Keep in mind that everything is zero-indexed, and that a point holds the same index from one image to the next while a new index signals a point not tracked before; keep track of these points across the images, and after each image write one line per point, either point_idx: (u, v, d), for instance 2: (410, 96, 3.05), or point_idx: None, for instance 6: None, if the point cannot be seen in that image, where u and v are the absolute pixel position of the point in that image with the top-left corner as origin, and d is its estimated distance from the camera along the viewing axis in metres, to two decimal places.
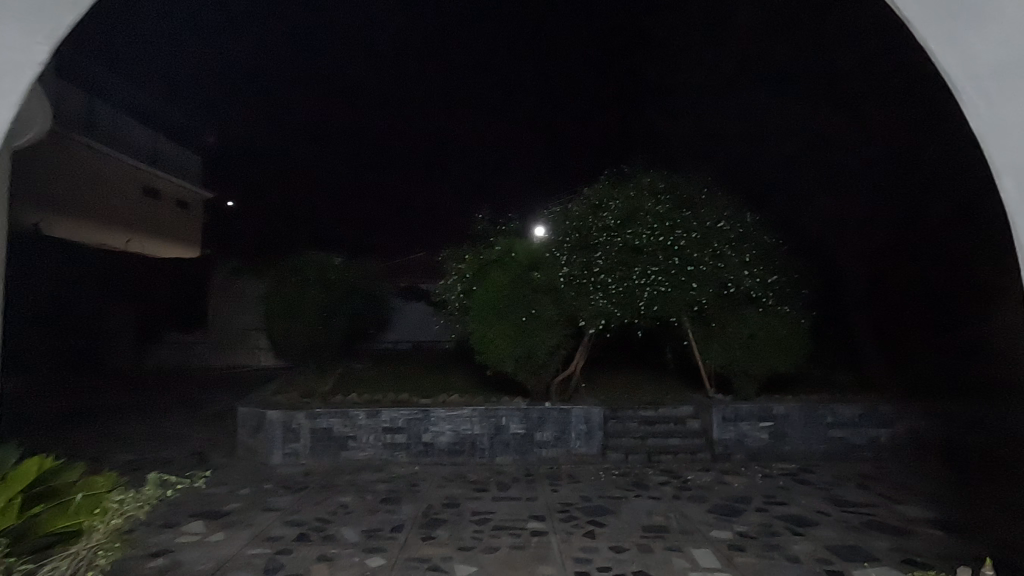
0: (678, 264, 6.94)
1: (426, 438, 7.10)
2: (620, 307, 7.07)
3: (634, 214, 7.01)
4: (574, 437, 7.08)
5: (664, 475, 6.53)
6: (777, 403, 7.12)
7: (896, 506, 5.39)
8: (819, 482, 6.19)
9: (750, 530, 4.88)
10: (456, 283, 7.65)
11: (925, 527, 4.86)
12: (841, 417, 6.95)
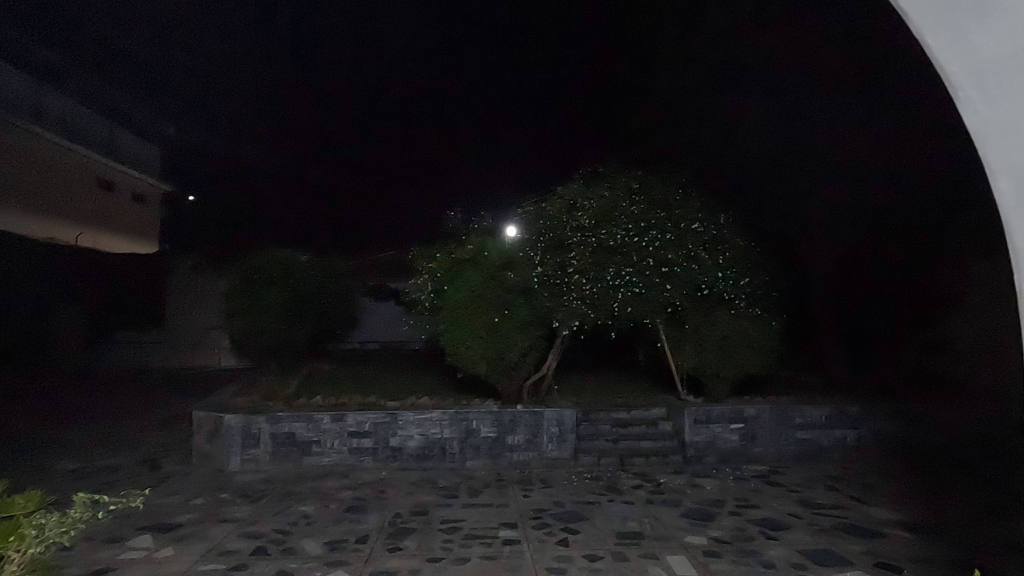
0: (653, 265, 6.88)
1: (394, 442, 6.85)
2: (594, 309, 6.97)
3: (610, 214, 6.93)
4: (546, 440, 6.94)
5: (637, 478, 6.46)
6: (748, 405, 7.11)
7: (864, 508, 5.42)
8: (789, 484, 6.20)
9: (725, 535, 4.82)
10: (427, 283, 7.44)
11: (895, 529, 4.89)
12: (810, 418, 6.98)
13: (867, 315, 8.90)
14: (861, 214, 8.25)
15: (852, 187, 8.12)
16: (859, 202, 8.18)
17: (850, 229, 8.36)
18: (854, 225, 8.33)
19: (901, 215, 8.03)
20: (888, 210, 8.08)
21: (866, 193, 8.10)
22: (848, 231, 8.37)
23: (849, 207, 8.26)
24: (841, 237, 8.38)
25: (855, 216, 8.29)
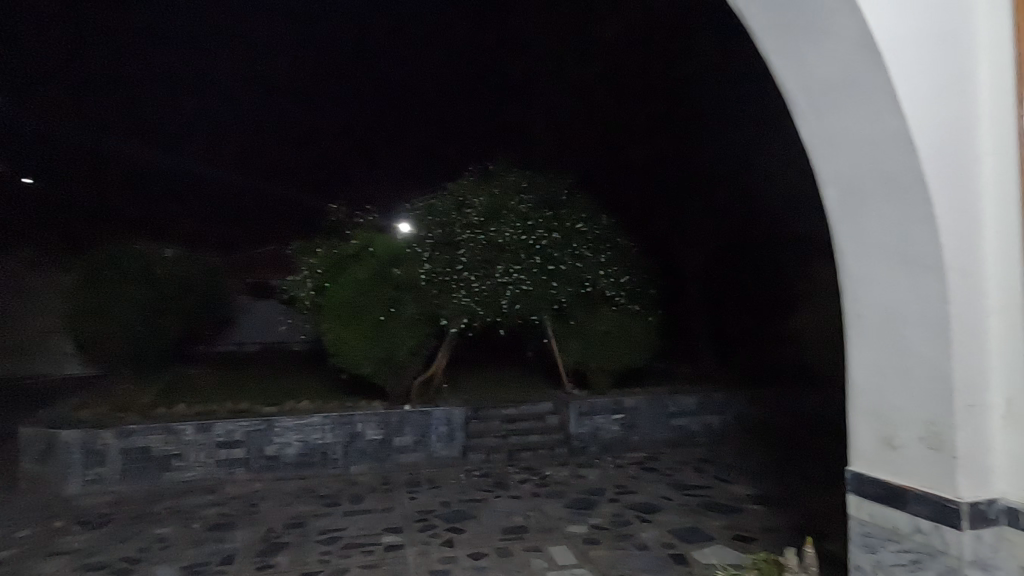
0: (540, 262, 7.00)
1: (269, 451, 6.37)
2: (482, 306, 6.97)
3: (498, 211, 6.95)
4: (434, 439, 6.83)
5: (525, 472, 6.56)
6: (628, 396, 7.50)
7: (726, 486, 5.92)
8: (663, 468, 6.63)
9: (604, 522, 5.03)
10: (307, 278, 7.14)
11: (750, 503, 5.39)
12: (682, 406, 7.53)
13: (733, 311, 9.58)
14: (722, 222, 8.83)
15: (714, 199, 8.62)
16: (721, 211, 8.72)
17: (713, 235, 8.94)
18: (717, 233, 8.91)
19: (753, 227, 8.65)
20: (745, 220, 8.67)
21: (726, 204, 8.61)
22: (711, 237, 8.97)
23: (711, 216, 8.80)
24: (703, 242, 8.99)
25: (717, 223, 8.86)
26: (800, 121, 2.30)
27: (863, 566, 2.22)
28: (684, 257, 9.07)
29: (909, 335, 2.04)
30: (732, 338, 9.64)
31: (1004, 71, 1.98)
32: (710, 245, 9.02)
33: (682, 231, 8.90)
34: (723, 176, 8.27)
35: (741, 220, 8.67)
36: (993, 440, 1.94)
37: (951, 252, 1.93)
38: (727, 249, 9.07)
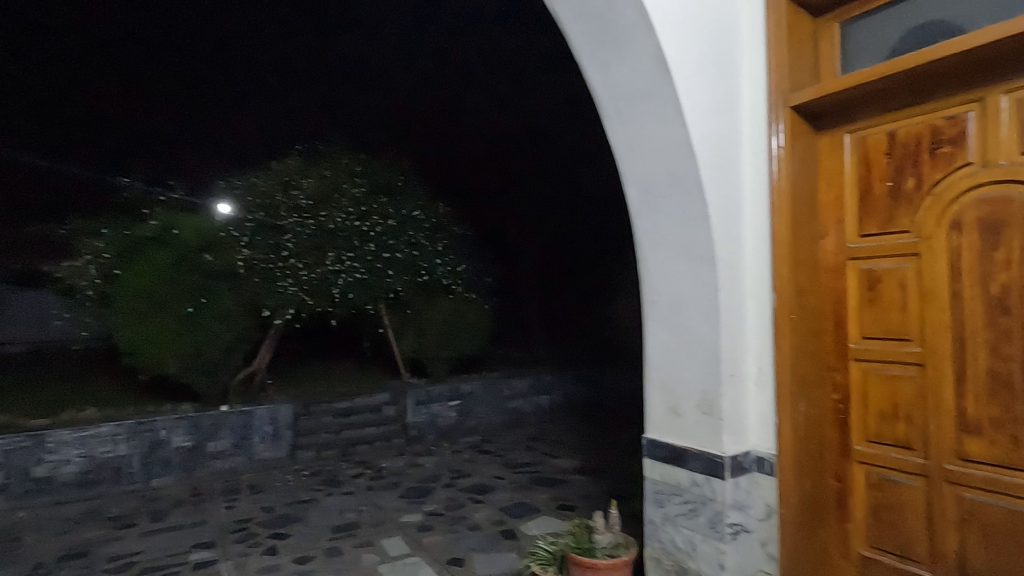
0: (375, 250, 6.79)
1: (39, 472, 5.28)
2: (312, 296, 6.52)
3: (329, 195, 6.56)
4: (257, 440, 6.27)
5: (358, 466, 6.35)
6: (464, 383, 7.63)
7: (553, 461, 6.37)
8: (497, 450, 6.88)
9: (438, 508, 5.08)
10: (90, 263, 6.01)
11: (573, 475, 5.85)
12: (515, 389, 7.89)
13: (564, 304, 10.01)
14: (555, 214, 9.13)
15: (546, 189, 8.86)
16: (551, 202, 9.02)
17: (545, 228, 9.27)
18: (550, 226, 9.26)
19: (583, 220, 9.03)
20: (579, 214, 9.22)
21: (555, 195, 8.92)
22: (544, 229, 9.30)
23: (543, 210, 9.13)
24: (538, 234, 9.33)
25: (550, 215, 9.16)
26: (609, 125, 2.53)
27: (654, 520, 2.52)
28: (517, 246, 9.43)
29: (690, 318, 2.38)
30: (562, 325, 10.02)
31: (759, 96, 2.36)
32: (545, 238, 9.36)
33: (518, 219, 9.19)
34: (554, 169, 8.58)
35: (570, 215, 9.08)
36: (748, 401, 2.34)
37: (721, 247, 2.28)
38: (558, 243, 9.44)
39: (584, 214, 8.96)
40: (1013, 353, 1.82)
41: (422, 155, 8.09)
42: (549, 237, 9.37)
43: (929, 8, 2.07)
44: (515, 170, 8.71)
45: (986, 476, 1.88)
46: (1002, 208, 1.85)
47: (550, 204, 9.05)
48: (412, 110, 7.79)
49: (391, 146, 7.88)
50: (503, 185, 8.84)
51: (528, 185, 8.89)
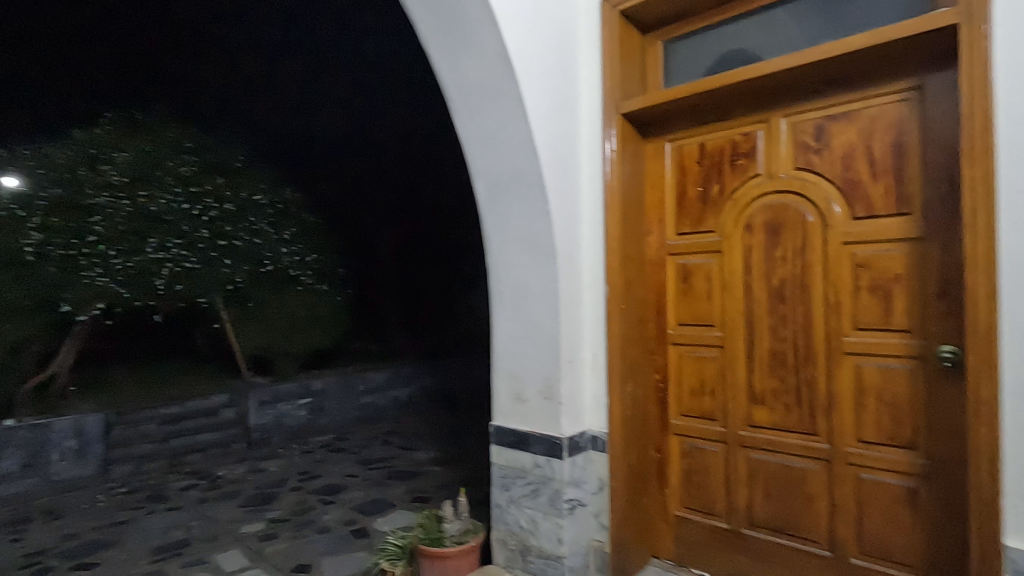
0: (208, 237, 5.92)
1: None
2: (127, 288, 5.47)
3: (150, 170, 5.50)
4: (53, 459, 5.01)
5: (191, 477, 5.29)
6: (315, 377, 6.81)
7: (410, 453, 5.67)
8: (350, 446, 6.08)
9: (282, 514, 4.43)
10: None
11: (428, 465, 5.25)
12: (369, 383, 7.20)
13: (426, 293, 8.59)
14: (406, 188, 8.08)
15: (401, 161, 7.74)
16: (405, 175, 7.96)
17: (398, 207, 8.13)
18: (404, 203, 8.14)
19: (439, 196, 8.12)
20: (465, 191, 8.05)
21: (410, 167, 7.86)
22: (397, 207, 8.12)
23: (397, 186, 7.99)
24: (391, 216, 8.12)
25: (401, 190, 8.06)
26: (459, 118, 2.54)
27: (500, 503, 2.62)
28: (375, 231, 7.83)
29: (533, 308, 2.49)
30: (424, 323, 8.53)
31: (595, 101, 2.52)
32: (399, 220, 8.22)
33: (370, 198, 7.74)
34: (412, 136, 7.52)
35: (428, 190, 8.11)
36: (585, 384, 2.52)
37: (561, 241, 2.42)
38: (415, 225, 8.31)
39: (441, 190, 8.05)
40: (787, 334, 2.19)
41: (277, 119, 6.51)
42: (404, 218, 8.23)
43: (732, 36, 2.38)
44: (361, 138, 7.36)
45: (768, 438, 2.25)
46: (780, 213, 2.21)
47: (406, 178, 7.97)
48: (248, 52, 6.09)
49: (209, 96, 5.99)
50: (350, 156, 7.35)
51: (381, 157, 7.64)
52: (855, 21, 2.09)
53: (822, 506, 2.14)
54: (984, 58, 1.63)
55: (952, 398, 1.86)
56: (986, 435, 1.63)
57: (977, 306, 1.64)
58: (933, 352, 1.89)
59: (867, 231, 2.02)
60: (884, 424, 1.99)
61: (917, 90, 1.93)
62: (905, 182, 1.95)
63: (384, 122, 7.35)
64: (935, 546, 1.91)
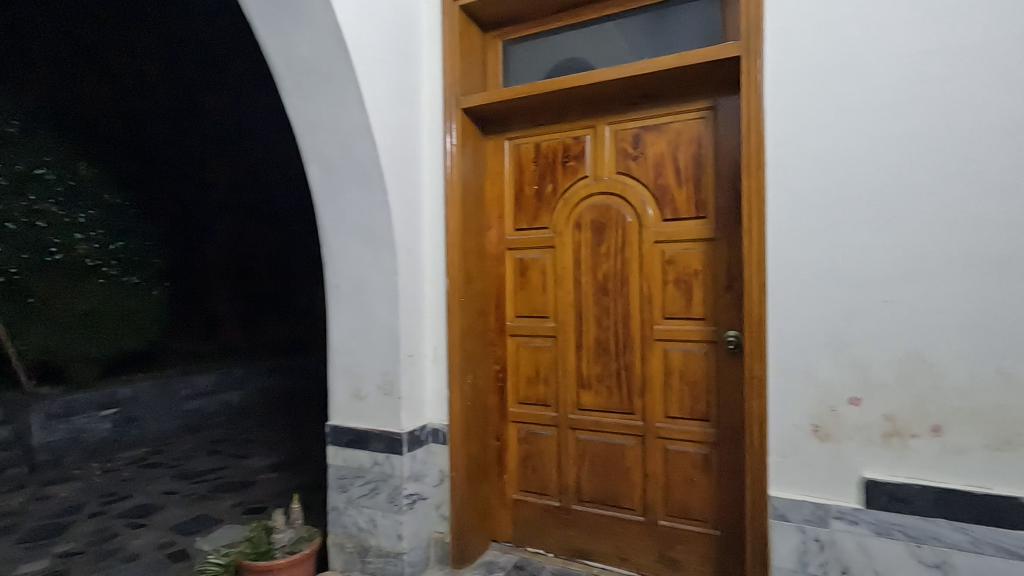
0: None
1: None
2: None
3: None
4: None
5: None
6: (122, 385, 5.44)
7: (242, 462, 4.82)
8: (166, 461, 4.89)
9: (75, 547, 3.35)
10: None
11: (264, 473, 4.49)
12: (196, 387, 6.03)
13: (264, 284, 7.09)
14: (242, 161, 6.36)
15: (234, 124, 6.11)
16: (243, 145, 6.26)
17: (229, 180, 6.38)
18: (241, 178, 6.45)
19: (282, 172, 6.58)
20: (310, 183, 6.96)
21: (245, 137, 6.22)
22: (231, 182, 6.40)
23: (231, 156, 6.28)
24: (222, 191, 6.37)
25: (236, 162, 6.34)
26: (289, 99, 2.37)
27: (337, 505, 2.51)
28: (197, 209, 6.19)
29: (371, 302, 2.43)
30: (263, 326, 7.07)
31: (436, 93, 2.52)
32: (233, 198, 6.47)
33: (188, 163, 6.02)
34: (247, 95, 5.90)
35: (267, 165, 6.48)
36: (426, 378, 2.52)
37: (400, 233, 2.37)
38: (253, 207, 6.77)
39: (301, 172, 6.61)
40: (610, 324, 2.41)
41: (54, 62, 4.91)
42: (239, 196, 6.51)
43: (564, 45, 2.52)
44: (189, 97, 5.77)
45: (593, 419, 2.46)
46: (604, 213, 2.41)
47: (242, 148, 6.29)
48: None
49: None
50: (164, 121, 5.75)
51: (201, 116, 5.93)
52: (666, 44, 2.32)
53: (637, 477, 2.39)
54: (758, 88, 1.93)
55: (734, 376, 2.19)
56: (758, 406, 1.94)
57: (751, 298, 1.95)
58: (722, 336, 2.20)
59: (674, 231, 2.28)
60: (686, 400, 2.28)
61: (712, 110, 2.23)
62: (703, 190, 2.24)
63: (211, 73, 5.72)
64: (722, 502, 2.24)
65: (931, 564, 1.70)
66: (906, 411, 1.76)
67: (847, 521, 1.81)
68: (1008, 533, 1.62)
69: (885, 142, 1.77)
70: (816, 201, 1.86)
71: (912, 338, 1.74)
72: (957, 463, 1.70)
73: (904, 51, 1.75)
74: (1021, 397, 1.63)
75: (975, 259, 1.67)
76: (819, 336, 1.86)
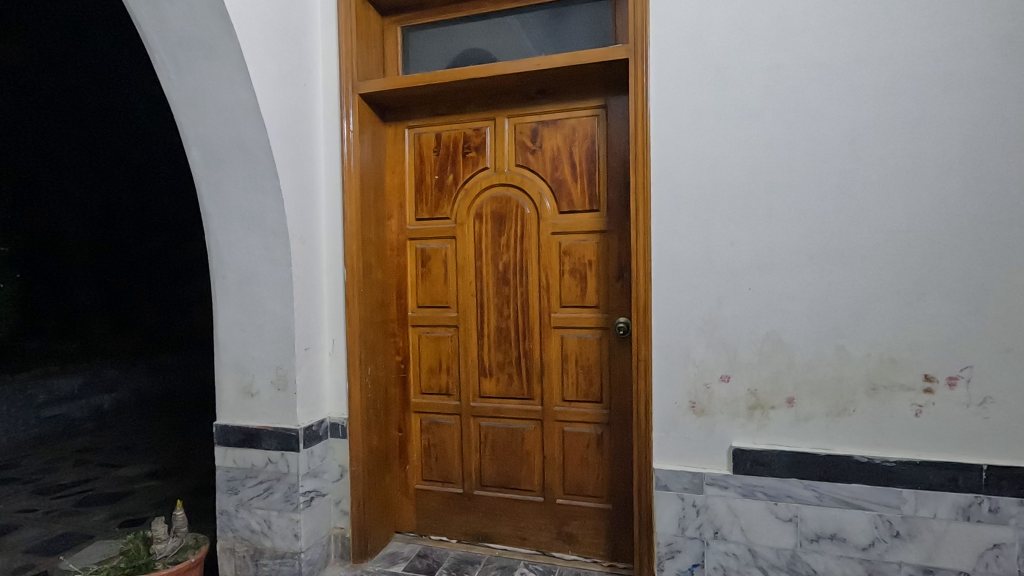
0: None
1: None
2: None
3: None
4: None
5: None
6: None
7: (114, 471, 4.38)
8: (19, 475, 4.31)
9: None
10: None
11: (141, 481, 4.13)
12: (54, 392, 5.48)
13: (128, 286, 6.21)
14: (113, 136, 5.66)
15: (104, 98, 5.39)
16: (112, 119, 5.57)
17: (87, 161, 5.62)
18: (103, 157, 5.71)
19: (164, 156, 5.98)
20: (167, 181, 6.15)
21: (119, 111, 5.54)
22: (93, 159, 5.65)
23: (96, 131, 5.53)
24: (82, 168, 5.61)
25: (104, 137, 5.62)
26: (165, 75, 2.19)
27: (227, 509, 2.38)
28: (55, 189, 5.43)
29: (262, 293, 2.31)
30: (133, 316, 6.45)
31: (331, 77, 2.44)
32: (92, 178, 5.72)
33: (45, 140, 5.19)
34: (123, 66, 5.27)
35: (145, 145, 5.86)
36: (324, 372, 2.44)
37: (293, 222, 2.27)
38: (115, 194, 5.94)
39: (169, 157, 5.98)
40: (510, 313, 2.47)
41: None
42: (102, 176, 5.78)
43: (464, 36, 2.53)
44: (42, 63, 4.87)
45: (494, 406, 2.52)
46: (504, 204, 2.46)
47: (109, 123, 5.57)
48: None
49: None
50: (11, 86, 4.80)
51: (64, 86, 5.11)
52: (561, 42, 2.40)
53: (536, 459, 2.49)
54: (643, 90, 2.06)
55: (625, 359, 2.34)
56: (644, 387, 2.09)
57: (638, 286, 2.09)
58: (613, 323, 2.35)
59: (569, 223, 2.38)
60: (580, 384, 2.41)
61: (603, 109, 2.35)
62: (596, 184, 2.36)
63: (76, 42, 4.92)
64: (614, 478, 2.39)
65: (785, 518, 1.95)
66: (767, 385, 1.98)
67: (719, 486, 2.01)
68: (844, 486, 1.89)
69: (750, 146, 1.97)
70: (693, 198, 2.03)
71: (771, 322, 1.97)
72: (806, 429, 1.95)
73: (766, 65, 1.95)
74: (855, 370, 1.90)
75: (821, 251, 1.91)
76: (695, 320, 2.04)
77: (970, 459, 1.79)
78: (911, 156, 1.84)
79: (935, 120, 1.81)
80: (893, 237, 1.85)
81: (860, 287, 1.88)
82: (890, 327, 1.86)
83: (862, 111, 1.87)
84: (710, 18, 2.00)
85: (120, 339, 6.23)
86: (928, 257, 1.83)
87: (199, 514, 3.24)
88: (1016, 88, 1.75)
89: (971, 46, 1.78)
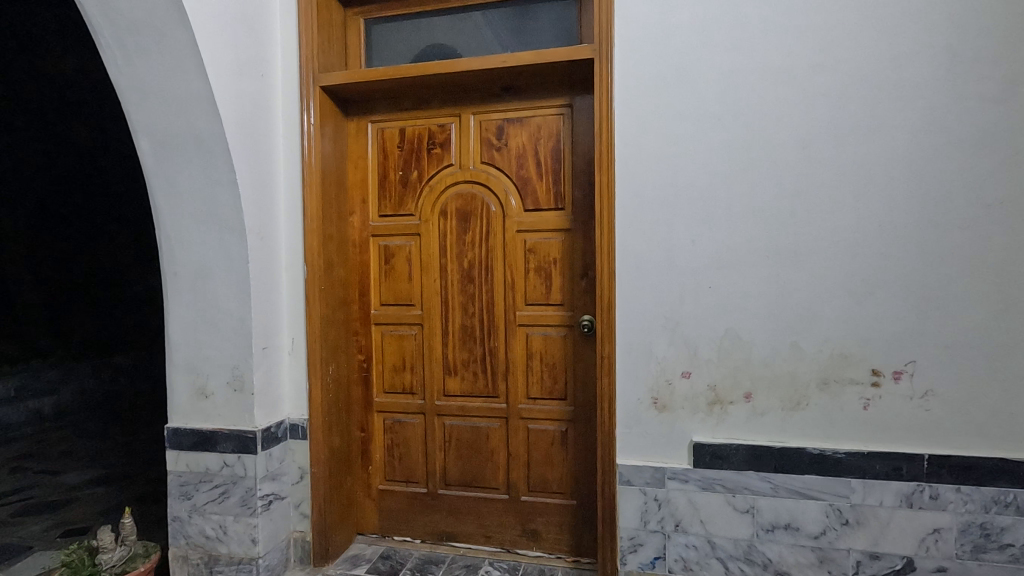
0: None
1: None
2: None
3: None
4: None
5: None
6: None
7: (54, 479, 4.14)
8: None
9: None
10: None
11: (86, 488, 3.92)
12: None
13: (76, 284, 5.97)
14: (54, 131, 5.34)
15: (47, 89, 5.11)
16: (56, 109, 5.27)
17: (34, 157, 5.30)
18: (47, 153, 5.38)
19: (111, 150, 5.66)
20: (107, 185, 5.85)
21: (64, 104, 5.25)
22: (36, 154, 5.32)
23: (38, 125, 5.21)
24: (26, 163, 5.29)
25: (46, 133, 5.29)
26: (111, 59, 2.07)
27: (180, 515, 2.29)
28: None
29: (217, 291, 2.22)
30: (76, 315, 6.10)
31: (291, 68, 2.36)
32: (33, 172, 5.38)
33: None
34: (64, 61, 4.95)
35: (84, 134, 5.49)
36: (283, 371, 2.37)
37: (251, 217, 2.20)
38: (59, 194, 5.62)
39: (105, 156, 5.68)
40: (475, 311, 2.46)
41: None
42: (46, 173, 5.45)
43: (429, 31, 2.50)
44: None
45: (458, 405, 2.50)
46: (469, 201, 2.45)
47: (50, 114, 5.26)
48: None
49: None
50: None
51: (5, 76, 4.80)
52: (526, 39, 2.40)
53: (501, 457, 2.49)
54: (609, 89, 2.08)
55: (589, 357, 2.36)
56: (608, 384, 2.12)
57: (603, 283, 2.11)
58: (578, 320, 2.36)
59: (535, 221, 2.39)
60: (545, 382, 2.42)
61: (569, 108, 2.36)
62: (561, 182, 2.37)
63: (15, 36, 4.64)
64: (578, 475, 2.41)
65: (743, 509, 2.01)
66: (725, 381, 2.04)
67: (680, 480, 2.05)
68: (798, 477, 1.96)
69: (711, 148, 2.02)
70: (656, 198, 2.06)
71: (731, 319, 2.02)
72: (762, 422, 2.01)
73: (727, 68, 2.00)
74: (809, 366, 1.97)
75: (777, 250, 1.98)
76: (657, 318, 2.08)
77: (913, 449, 1.89)
78: (861, 160, 1.92)
79: (884, 125, 1.90)
80: (843, 238, 1.93)
81: (815, 285, 1.96)
82: (841, 324, 1.94)
83: (817, 115, 1.94)
84: (674, 22, 2.04)
85: (62, 338, 5.98)
86: (876, 257, 1.91)
87: (148, 521, 3.10)
88: (956, 98, 1.85)
89: (918, 57, 1.87)
